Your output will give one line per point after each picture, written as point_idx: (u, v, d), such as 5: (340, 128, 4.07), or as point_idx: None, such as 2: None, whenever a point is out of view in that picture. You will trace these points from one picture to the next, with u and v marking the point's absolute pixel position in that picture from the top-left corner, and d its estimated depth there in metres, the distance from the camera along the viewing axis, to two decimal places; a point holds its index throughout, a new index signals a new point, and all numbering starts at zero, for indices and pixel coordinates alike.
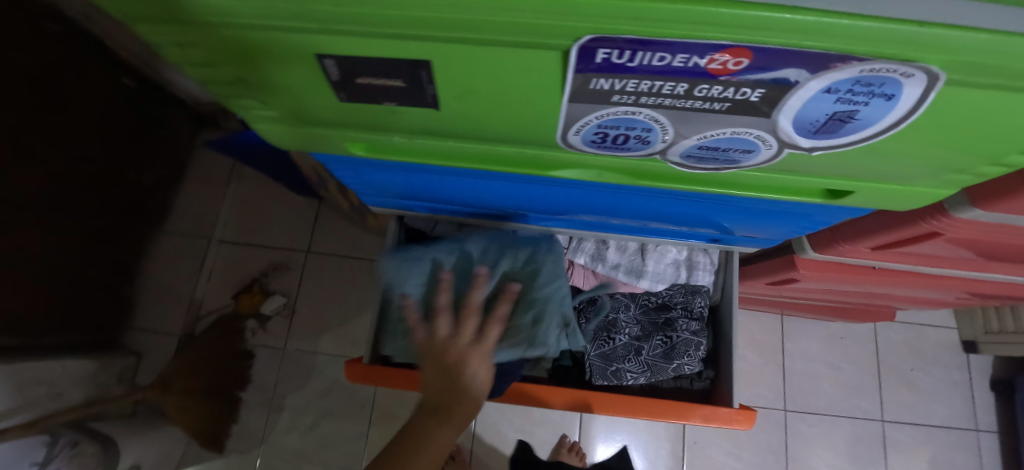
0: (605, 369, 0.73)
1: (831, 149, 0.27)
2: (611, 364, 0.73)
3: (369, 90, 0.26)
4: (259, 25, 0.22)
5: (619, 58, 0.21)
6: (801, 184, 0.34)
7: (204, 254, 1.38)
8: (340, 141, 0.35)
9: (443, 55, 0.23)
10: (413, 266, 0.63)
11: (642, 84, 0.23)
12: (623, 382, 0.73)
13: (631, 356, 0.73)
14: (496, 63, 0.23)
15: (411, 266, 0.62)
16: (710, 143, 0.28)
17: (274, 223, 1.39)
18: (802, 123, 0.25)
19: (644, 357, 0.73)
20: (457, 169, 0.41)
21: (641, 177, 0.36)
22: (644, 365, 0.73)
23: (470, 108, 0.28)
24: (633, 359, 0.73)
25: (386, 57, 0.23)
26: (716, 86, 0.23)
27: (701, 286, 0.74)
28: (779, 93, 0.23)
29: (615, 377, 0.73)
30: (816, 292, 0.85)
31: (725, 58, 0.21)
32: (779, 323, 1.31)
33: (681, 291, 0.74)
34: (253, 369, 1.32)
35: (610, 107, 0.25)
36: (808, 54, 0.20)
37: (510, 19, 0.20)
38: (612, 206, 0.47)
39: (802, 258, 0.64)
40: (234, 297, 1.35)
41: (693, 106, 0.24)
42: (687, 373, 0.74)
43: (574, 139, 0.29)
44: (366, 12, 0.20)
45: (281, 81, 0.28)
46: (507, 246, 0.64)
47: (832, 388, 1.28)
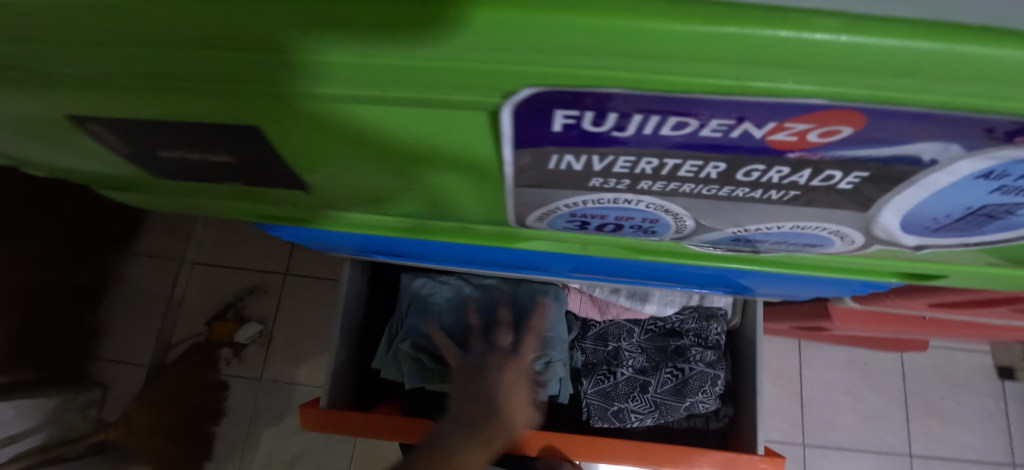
0: (606, 410, 0.62)
1: (946, 247, 0.17)
2: (612, 404, 0.62)
3: (192, 165, 0.18)
4: (11, 73, 0.13)
5: (595, 126, 0.11)
6: (871, 267, 0.24)
7: (174, 275, 1.26)
8: (219, 207, 0.26)
9: (275, 113, 0.13)
10: (428, 282, 0.62)
11: (641, 163, 0.13)
12: (626, 425, 0.62)
13: (635, 393, 0.62)
14: (376, 122, 0.13)
15: (432, 280, 0.62)
16: (753, 236, 0.17)
17: (249, 244, 1.29)
18: (915, 218, 0.15)
19: (651, 394, 0.62)
20: (395, 237, 0.30)
21: (645, 252, 0.26)
22: (651, 404, 0.61)
23: (382, 178, 0.18)
24: (637, 397, 0.62)
25: (243, 126, 0.14)
26: (778, 167, 0.12)
27: (717, 310, 0.63)
28: (886, 178, 0.13)
29: (617, 419, 0.62)
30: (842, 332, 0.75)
31: (805, 127, 0.11)
32: (797, 349, 1.20)
33: (694, 316, 0.63)
34: (227, 401, 1.21)
35: (588, 194, 0.15)
36: (978, 123, 0.10)
37: (397, 60, 0.10)
38: (613, 269, 0.36)
39: (837, 308, 0.53)
40: (208, 324, 1.25)
41: (731, 195, 0.14)
42: (701, 411, 0.62)
43: (537, 225, 0.19)
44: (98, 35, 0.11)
45: (72, 142, 0.18)
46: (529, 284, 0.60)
47: (854, 419, 1.17)
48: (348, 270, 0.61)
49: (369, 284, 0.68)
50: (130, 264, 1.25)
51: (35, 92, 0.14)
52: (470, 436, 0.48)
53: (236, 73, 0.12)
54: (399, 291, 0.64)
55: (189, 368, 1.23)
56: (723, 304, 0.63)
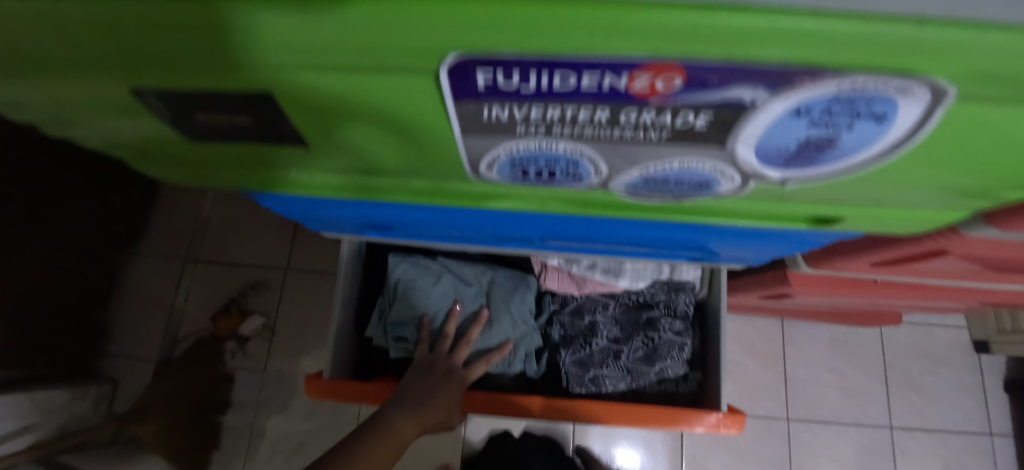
0: (583, 376, 0.67)
1: (807, 179, 0.22)
2: (588, 371, 0.67)
3: (220, 129, 0.21)
4: (82, 63, 0.17)
5: (506, 81, 0.16)
6: (778, 211, 0.29)
7: (178, 273, 1.31)
8: (233, 177, 0.31)
9: (281, 86, 0.18)
10: (414, 269, 0.66)
11: (548, 111, 0.17)
12: (602, 390, 0.67)
13: (609, 361, 0.67)
14: (356, 90, 0.18)
15: (416, 268, 0.66)
16: (655, 176, 0.22)
17: (250, 242, 1.34)
18: (768, 153, 0.19)
19: (623, 362, 0.68)
20: (383, 203, 0.35)
21: (591, 206, 0.31)
22: (623, 370, 0.67)
23: (367, 142, 0.23)
24: (611, 365, 0.67)
25: (219, 95, 0.19)
26: (647, 110, 0.17)
27: (686, 283, 0.68)
28: (729, 116, 0.17)
29: (592, 385, 0.67)
30: (807, 304, 0.80)
31: (648, 77, 0.15)
32: (780, 329, 1.23)
33: (663, 289, 0.68)
34: (233, 392, 1.26)
35: (518, 141, 0.20)
36: (761, 69, 0.14)
37: (365, 38, 0.14)
38: (578, 232, 0.41)
39: (795, 273, 0.58)
40: (212, 319, 1.29)
41: (622, 136, 0.19)
42: (671, 376, 0.68)
43: (490, 175, 0.24)
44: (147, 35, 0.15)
45: (120, 120, 0.23)
46: (499, 279, 0.68)
47: (837, 394, 1.21)
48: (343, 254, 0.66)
49: (362, 269, 0.73)
50: (137, 263, 1.30)
51: (87, 76, 0.18)
52: (405, 409, 0.56)
53: (201, 52, 0.16)
54: (387, 274, 0.68)
55: (196, 361, 1.27)
56: (693, 277, 0.68)
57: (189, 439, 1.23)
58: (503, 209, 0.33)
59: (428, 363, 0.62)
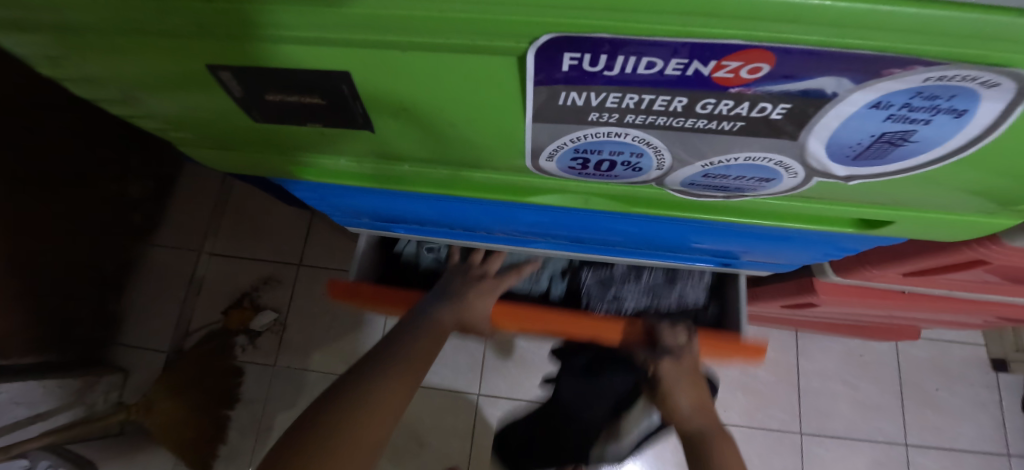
0: (603, 294, 0.70)
1: (871, 177, 0.22)
2: (609, 289, 0.70)
3: (289, 110, 0.22)
4: (170, 38, 0.18)
5: (592, 65, 0.16)
6: (821, 213, 0.29)
7: (193, 265, 1.32)
8: (283, 164, 0.31)
9: (361, 67, 0.18)
10: None
11: (626, 98, 0.18)
12: (621, 308, 0.70)
13: (629, 280, 0.70)
14: (434, 72, 0.18)
15: None
16: (718, 171, 0.22)
17: (266, 238, 1.35)
18: (838, 147, 0.19)
19: (644, 283, 0.70)
20: (424, 196, 0.35)
21: (636, 204, 0.31)
22: (644, 291, 0.70)
23: (429, 130, 0.23)
24: (631, 283, 0.70)
25: (282, 70, 0.19)
26: (725, 100, 0.17)
27: None
28: (807, 108, 0.17)
29: (612, 303, 0.70)
30: (826, 314, 0.80)
31: (735, 65, 0.15)
32: (793, 340, 1.20)
33: None
34: (242, 386, 1.25)
35: (587, 128, 0.20)
36: (854, 58, 0.14)
37: (459, 15, 0.14)
38: (608, 228, 0.40)
39: (821, 282, 0.58)
40: (224, 312, 1.30)
41: (694, 126, 0.19)
42: (691, 301, 0.70)
43: (548, 165, 0.24)
44: (242, 10, 0.15)
45: (188, 98, 0.23)
46: None
47: (852, 409, 1.17)
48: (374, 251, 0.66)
49: (382, 254, 0.72)
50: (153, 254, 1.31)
51: (165, 51, 0.19)
52: (444, 300, 0.60)
53: (286, 28, 0.16)
54: None
55: (206, 354, 1.27)
56: (714, 282, 0.68)
57: (198, 431, 1.23)
58: (539, 203, 0.32)
59: (462, 270, 0.67)
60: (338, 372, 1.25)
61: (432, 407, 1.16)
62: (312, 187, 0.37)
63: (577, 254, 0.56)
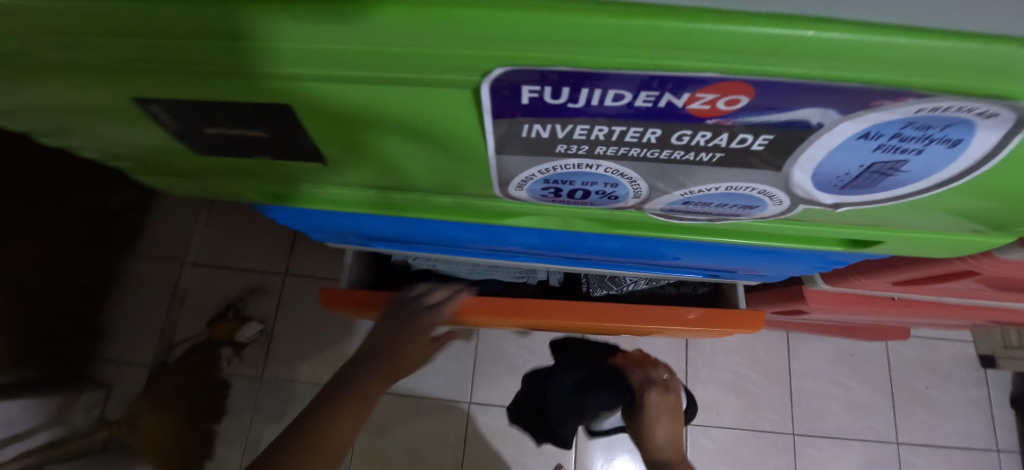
0: (603, 276, 0.64)
1: (860, 204, 0.21)
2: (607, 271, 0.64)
3: (236, 139, 0.20)
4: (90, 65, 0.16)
5: (553, 97, 0.14)
6: (811, 233, 0.28)
7: (176, 276, 1.29)
8: (241, 189, 0.30)
9: (306, 97, 0.16)
10: None
11: (594, 130, 0.16)
12: (622, 290, 0.64)
13: None
14: (387, 101, 0.16)
15: None
16: (698, 199, 0.21)
17: (251, 246, 1.32)
18: (824, 176, 0.18)
19: None
20: (397, 218, 0.33)
21: (618, 225, 0.29)
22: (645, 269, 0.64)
23: (389, 157, 0.21)
24: None
25: (222, 100, 0.17)
26: (702, 132, 0.16)
27: None
28: (790, 138, 0.16)
29: (613, 285, 0.64)
30: (814, 318, 0.79)
31: (711, 97, 0.14)
32: (785, 341, 1.19)
33: None
34: (228, 399, 1.22)
35: (556, 159, 0.18)
36: (840, 90, 0.13)
37: (403, 46, 0.13)
38: (597, 244, 0.38)
39: (812, 290, 0.57)
40: (209, 325, 1.27)
41: (670, 157, 0.18)
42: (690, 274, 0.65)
43: (519, 192, 0.23)
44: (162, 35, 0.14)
45: (128, 126, 0.22)
46: None
47: (843, 409, 1.16)
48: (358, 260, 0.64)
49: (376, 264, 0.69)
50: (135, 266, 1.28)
51: (89, 79, 0.17)
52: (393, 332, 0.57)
53: (216, 57, 0.15)
54: None
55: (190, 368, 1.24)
56: (703, 290, 0.67)
57: (183, 447, 1.19)
58: (524, 223, 0.30)
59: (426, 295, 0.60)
60: (327, 383, 1.22)
61: (421, 417, 1.14)
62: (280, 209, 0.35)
63: (563, 267, 0.55)
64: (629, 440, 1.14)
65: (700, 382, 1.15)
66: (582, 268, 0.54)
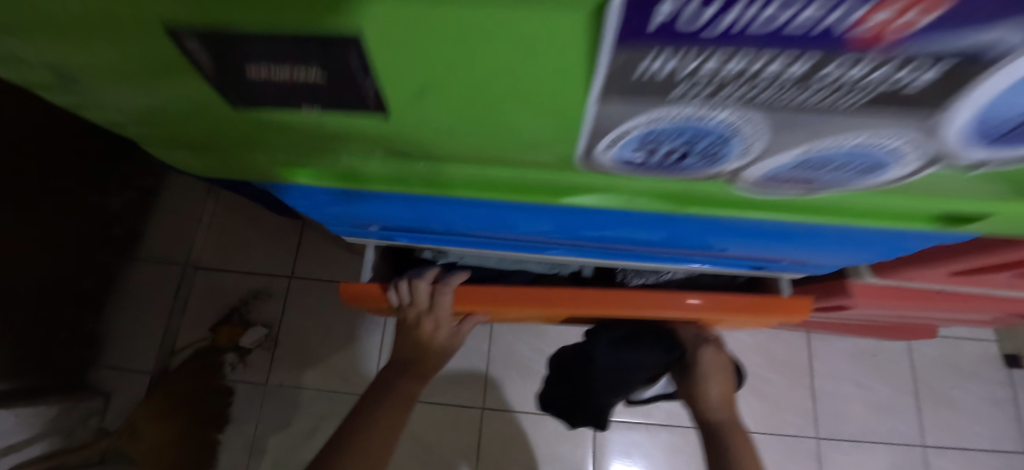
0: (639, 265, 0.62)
1: (1007, 163, 0.18)
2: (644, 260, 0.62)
3: (279, 91, 0.18)
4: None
5: (698, 17, 0.11)
6: (907, 206, 0.25)
7: (178, 279, 1.26)
8: (271, 165, 0.27)
9: (371, 29, 0.13)
10: None
11: (730, 66, 0.13)
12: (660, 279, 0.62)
13: None
14: (473, 35, 0.13)
15: None
16: (815, 159, 0.19)
17: (254, 248, 1.29)
18: (986, 126, 0.15)
19: None
20: (443, 200, 0.31)
21: (690, 203, 0.27)
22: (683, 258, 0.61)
23: (454, 116, 0.19)
24: None
25: (262, 35, 0.14)
26: (867, 68, 0.13)
27: None
28: (973, 75, 0.13)
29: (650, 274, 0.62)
30: (841, 314, 0.76)
31: (909, 12, 0.11)
32: (805, 342, 1.16)
33: None
34: (232, 407, 1.18)
35: (665, 109, 0.16)
36: None
37: None
38: (661, 229, 0.35)
39: (858, 285, 0.53)
40: (212, 330, 1.23)
41: (807, 103, 0.15)
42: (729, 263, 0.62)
43: (603, 157, 0.20)
44: None
45: (153, 85, 0.19)
46: None
47: (867, 410, 1.13)
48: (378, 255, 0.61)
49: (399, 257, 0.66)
50: (136, 270, 1.25)
51: (103, 12, 0.14)
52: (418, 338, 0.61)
53: None
54: None
55: (191, 374, 1.20)
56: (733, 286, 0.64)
57: (184, 457, 1.15)
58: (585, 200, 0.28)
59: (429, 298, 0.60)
60: (334, 388, 1.19)
61: (432, 422, 1.10)
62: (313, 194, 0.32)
63: (595, 261, 0.52)
64: (647, 444, 1.11)
65: None
66: (614, 262, 0.52)
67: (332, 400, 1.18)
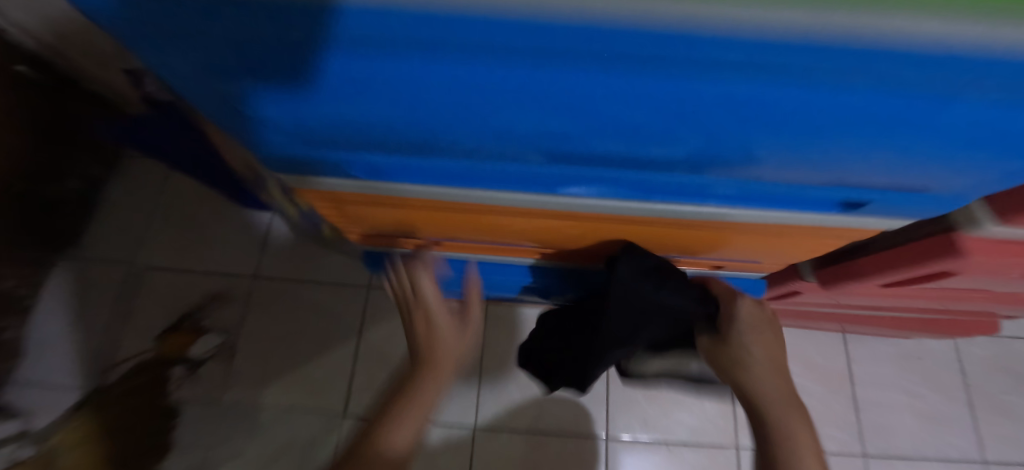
0: None
1: None
2: None
3: None
4: None
5: None
6: None
7: (122, 281, 1.09)
8: None
9: None
10: None
11: None
12: None
13: None
14: None
15: None
16: None
17: (212, 246, 1.13)
18: None
19: None
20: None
21: None
22: None
23: None
24: None
25: None
26: None
27: None
28: None
29: None
30: (912, 298, 0.63)
31: None
32: (843, 345, 1.02)
33: None
34: (177, 430, 1.01)
35: None
36: None
37: None
38: (782, 176, 0.25)
39: (973, 239, 0.38)
40: (157, 338, 1.05)
41: None
42: None
43: None
44: None
45: None
46: None
47: (918, 422, 0.99)
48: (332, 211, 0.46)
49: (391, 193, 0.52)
50: (73, 270, 1.08)
51: None
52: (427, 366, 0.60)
53: None
54: None
55: (132, 391, 1.02)
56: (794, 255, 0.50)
57: None
58: (676, 108, 0.19)
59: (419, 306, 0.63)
60: (299, 407, 1.01)
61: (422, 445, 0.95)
62: (287, 129, 0.24)
63: (636, 207, 0.36)
64: (667, 465, 0.95)
65: None
66: (665, 209, 0.36)
67: (298, 421, 1.01)
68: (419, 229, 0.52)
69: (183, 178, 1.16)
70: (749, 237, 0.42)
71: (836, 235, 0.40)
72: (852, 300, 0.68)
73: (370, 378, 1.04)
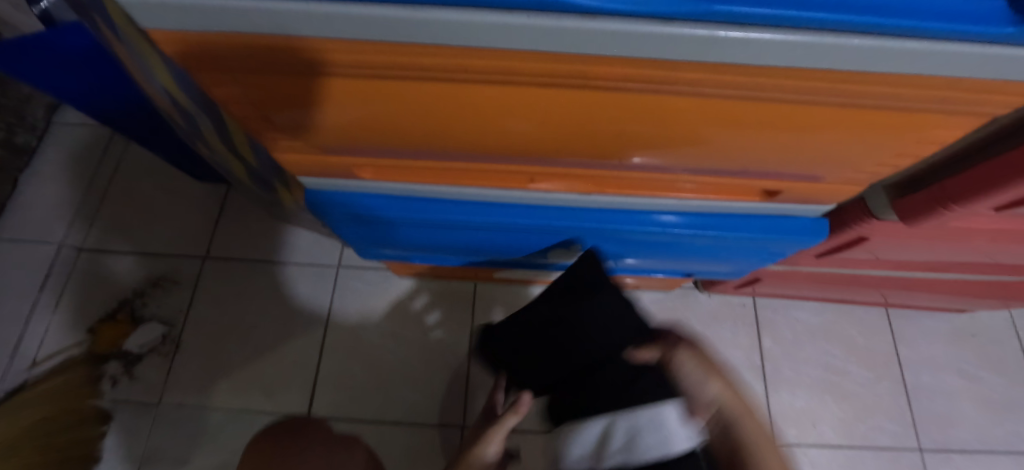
0: None
1: None
2: None
3: None
4: None
5: None
6: None
7: (49, 263, 0.93)
8: None
9: None
10: None
11: None
12: None
13: None
14: None
15: None
16: None
17: (156, 222, 0.97)
18: None
19: None
20: None
21: None
22: None
23: None
24: None
25: None
26: None
27: None
28: None
29: None
30: (1004, 242, 0.50)
31: None
32: (886, 321, 0.92)
33: None
34: (106, 440, 0.84)
35: None
36: None
37: None
38: None
39: None
40: (89, 330, 0.90)
41: None
42: None
43: None
44: None
45: None
46: None
47: (978, 410, 0.87)
48: (230, 90, 0.31)
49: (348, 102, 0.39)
50: None
51: None
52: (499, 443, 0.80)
53: None
54: None
55: (56, 392, 0.87)
56: (873, 167, 0.36)
57: None
58: None
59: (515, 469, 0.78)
60: (256, 407, 0.86)
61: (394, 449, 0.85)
62: None
63: (692, 31, 0.22)
64: None
65: (783, 383, 0.87)
66: (737, 31, 0.22)
67: (255, 425, 0.85)
68: (376, 136, 0.36)
69: (127, 148, 1.02)
70: (830, 110, 0.29)
71: (945, 99, 0.27)
72: (920, 251, 0.55)
73: (343, 373, 0.89)
